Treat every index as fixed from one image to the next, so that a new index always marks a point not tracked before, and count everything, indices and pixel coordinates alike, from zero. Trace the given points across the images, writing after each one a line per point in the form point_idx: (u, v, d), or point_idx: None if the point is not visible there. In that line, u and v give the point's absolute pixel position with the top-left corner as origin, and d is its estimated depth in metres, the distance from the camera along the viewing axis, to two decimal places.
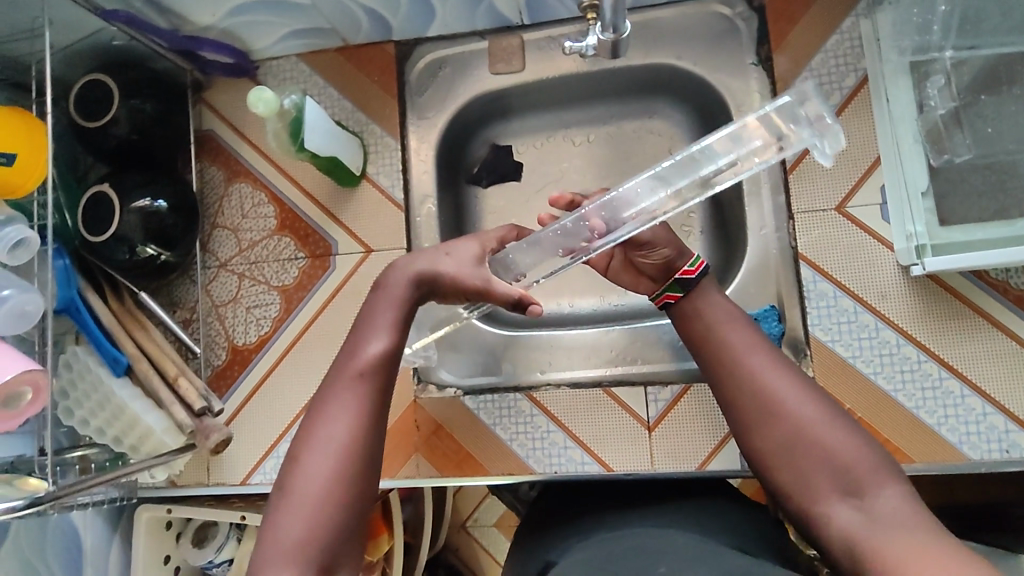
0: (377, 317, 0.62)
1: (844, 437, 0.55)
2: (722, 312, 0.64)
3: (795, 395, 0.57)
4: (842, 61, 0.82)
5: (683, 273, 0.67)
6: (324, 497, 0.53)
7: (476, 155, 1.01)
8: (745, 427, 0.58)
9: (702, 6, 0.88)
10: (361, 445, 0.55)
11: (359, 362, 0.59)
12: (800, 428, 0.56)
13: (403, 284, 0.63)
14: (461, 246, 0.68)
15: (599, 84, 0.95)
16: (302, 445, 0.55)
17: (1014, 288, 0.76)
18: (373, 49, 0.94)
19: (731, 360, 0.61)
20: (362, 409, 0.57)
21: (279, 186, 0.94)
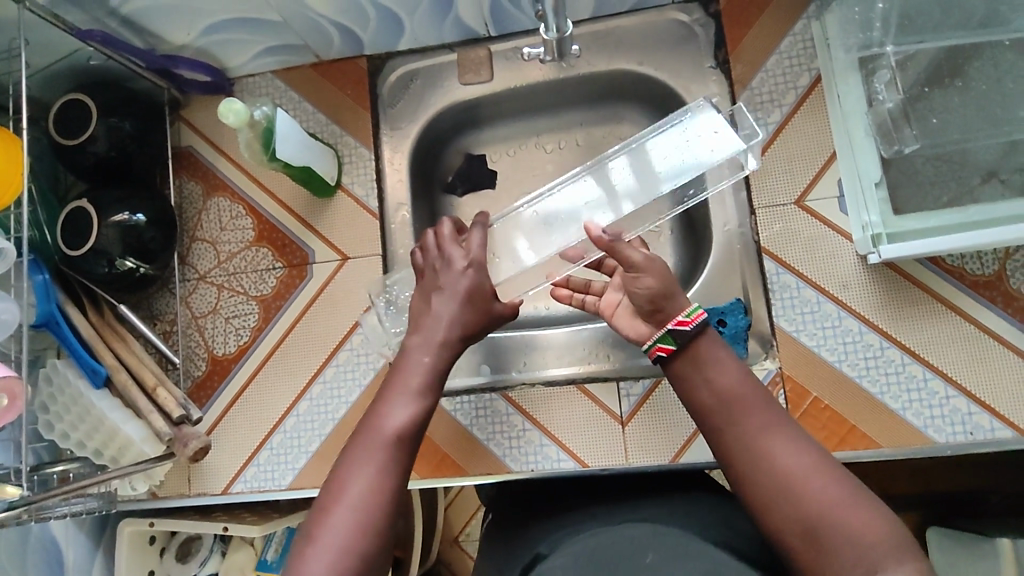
0: (410, 378, 0.63)
1: (865, 513, 0.51)
2: (730, 373, 0.60)
3: (810, 468, 0.53)
4: (796, 62, 0.85)
5: (677, 323, 0.62)
6: (345, 553, 0.53)
7: (450, 165, 1.03)
8: (760, 502, 0.54)
9: (660, 15, 0.91)
10: (384, 505, 0.56)
11: (390, 423, 0.60)
12: (818, 507, 0.51)
13: (440, 335, 0.65)
14: (457, 281, 0.68)
15: (567, 92, 0.98)
16: (329, 500, 0.56)
17: (970, 273, 0.78)
18: (345, 64, 0.97)
19: (743, 428, 0.57)
20: (390, 468, 0.58)
21: (256, 198, 0.96)
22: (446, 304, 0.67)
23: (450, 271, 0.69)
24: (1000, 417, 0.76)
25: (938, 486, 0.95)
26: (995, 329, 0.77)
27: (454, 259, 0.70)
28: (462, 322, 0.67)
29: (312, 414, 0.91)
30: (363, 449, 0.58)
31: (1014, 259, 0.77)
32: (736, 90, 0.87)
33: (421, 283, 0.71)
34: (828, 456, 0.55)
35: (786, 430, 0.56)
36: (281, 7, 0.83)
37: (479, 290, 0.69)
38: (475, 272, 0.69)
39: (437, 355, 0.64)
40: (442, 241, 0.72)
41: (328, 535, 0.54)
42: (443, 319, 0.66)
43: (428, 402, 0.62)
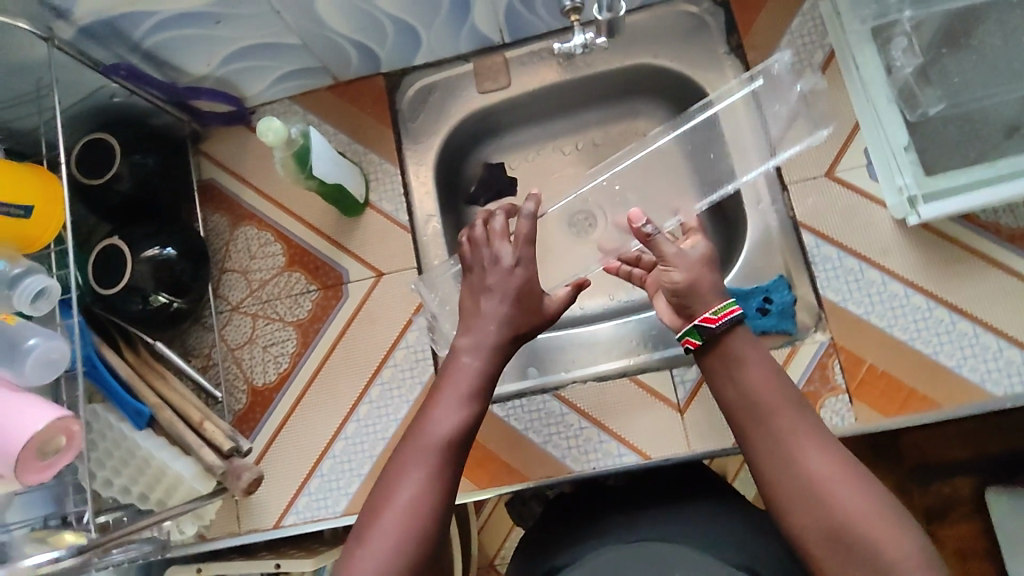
0: (459, 382, 0.61)
1: (893, 528, 0.50)
2: (758, 372, 0.58)
3: (839, 476, 0.52)
4: (810, 38, 0.88)
5: (704, 319, 0.60)
6: (396, 558, 0.52)
7: (472, 174, 1.04)
8: (783, 507, 0.53)
9: (670, 8, 0.95)
10: (436, 510, 0.55)
11: (441, 429, 0.58)
12: (844, 518, 0.50)
13: (492, 335, 0.64)
14: (501, 279, 0.67)
15: (583, 92, 1.01)
16: (378, 506, 0.55)
17: (1005, 227, 0.80)
18: (363, 83, 0.98)
19: (771, 430, 0.56)
20: (442, 472, 0.57)
21: (284, 224, 0.95)
22: (496, 305, 0.66)
23: (500, 263, 0.68)
24: None
25: (991, 448, 0.94)
26: None
27: (502, 253, 0.69)
28: (514, 318, 0.66)
29: (361, 436, 0.88)
30: (412, 454, 0.57)
31: None
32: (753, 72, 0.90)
33: (469, 272, 0.70)
34: (860, 466, 0.53)
35: (815, 435, 0.55)
36: (304, 29, 0.85)
37: (528, 288, 0.68)
38: (524, 271, 0.68)
39: (487, 358, 0.63)
40: (490, 233, 0.72)
41: (378, 540, 0.53)
42: (494, 317, 0.65)
43: (478, 409, 0.61)
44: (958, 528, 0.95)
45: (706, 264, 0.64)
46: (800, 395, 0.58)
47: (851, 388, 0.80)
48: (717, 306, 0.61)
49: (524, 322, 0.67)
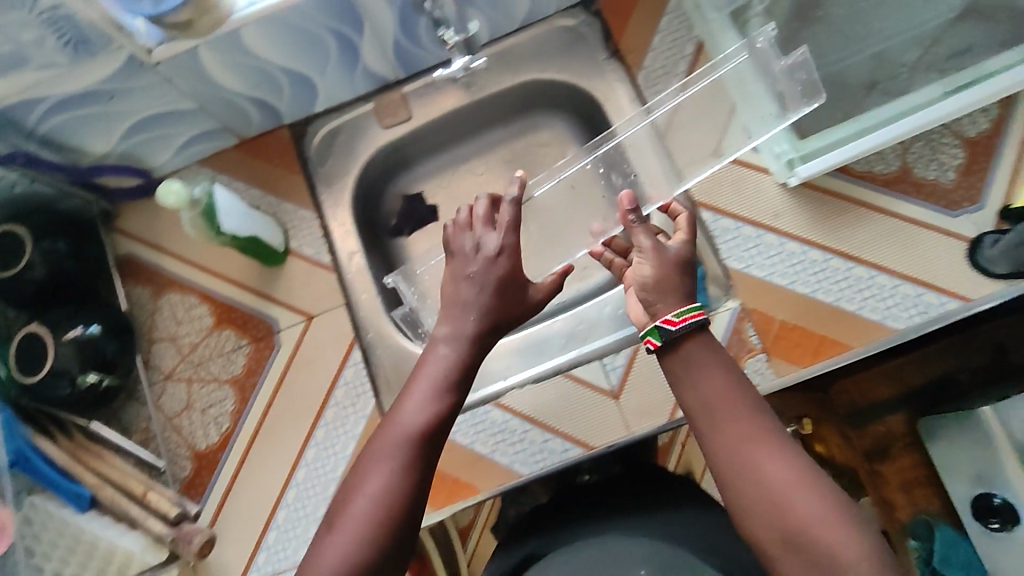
0: (433, 374, 0.64)
1: (846, 530, 0.52)
2: (714, 380, 0.62)
3: (793, 480, 0.55)
4: (677, 34, 0.96)
5: (664, 321, 0.64)
6: (362, 541, 0.56)
7: (391, 209, 1.08)
8: (739, 509, 0.57)
9: (548, 25, 1.01)
10: (405, 497, 0.58)
11: (413, 420, 0.61)
12: (798, 521, 0.54)
13: (467, 324, 0.67)
14: (489, 268, 0.69)
15: (482, 114, 1.07)
16: (349, 495, 0.59)
17: (880, 173, 0.86)
18: (267, 137, 1.01)
19: (727, 434, 0.59)
20: (411, 461, 0.60)
21: (207, 284, 0.96)
22: (476, 296, 0.68)
23: (484, 250, 0.70)
24: (945, 291, 0.83)
25: (915, 382, 1.03)
26: (915, 216, 0.85)
27: (487, 241, 0.71)
28: (493, 310, 0.68)
29: (312, 479, 0.88)
30: (383, 448, 0.60)
31: (911, 151, 0.87)
32: (634, 70, 0.98)
33: (456, 260, 0.72)
34: (815, 473, 0.56)
35: (772, 442, 0.58)
36: (197, 93, 0.87)
37: (510, 278, 0.70)
38: (505, 263, 0.70)
39: (461, 347, 0.66)
40: (476, 220, 0.74)
41: (345, 526, 0.57)
42: (471, 307, 0.67)
43: (452, 399, 0.63)
44: (899, 462, 1.03)
45: (678, 263, 0.68)
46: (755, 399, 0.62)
47: (768, 346, 0.85)
48: (678, 308, 0.64)
49: (504, 310, 0.69)
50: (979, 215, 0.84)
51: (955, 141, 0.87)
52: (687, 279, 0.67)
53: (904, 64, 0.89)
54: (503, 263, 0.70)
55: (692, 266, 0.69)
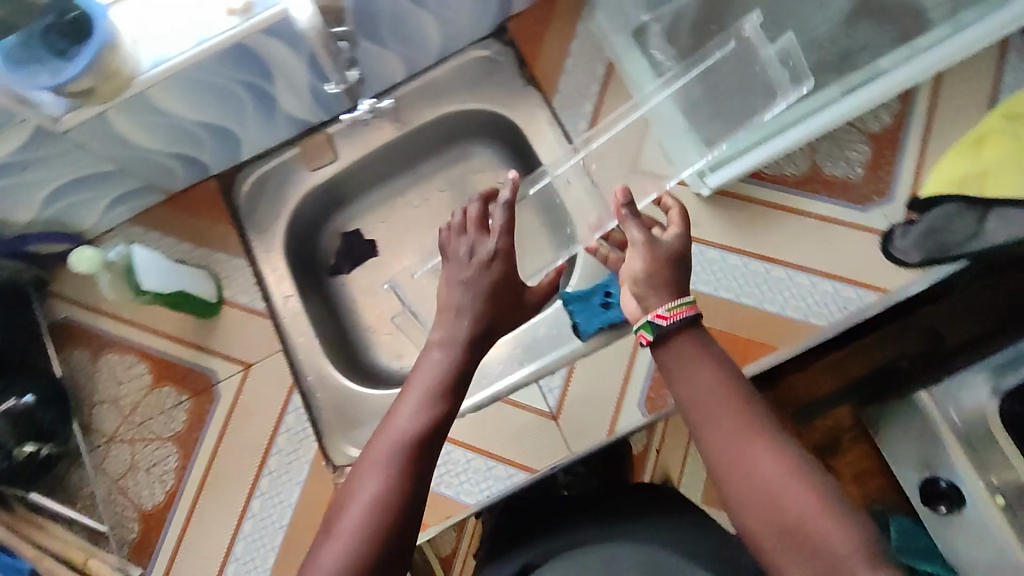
0: (426, 379, 0.63)
1: (845, 522, 0.51)
2: (698, 374, 0.59)
3: (791, 474, 0.54)
4: (588, 56, 0.98)
5: (656, 316, 0.60)
6: (357, 550, 0.53)
7: (329, 248, 1.10)
8: (736, 507, 0.55)
9: (465, 56, 1.03)
10: (403, 501, 0.55)
11: (409, 423, 0.59)
12: (796, 515, 0.52)
13: (461, 328, 0.66)
14: (481, 272, 0.69)
15: (411, 147, 1.08)
16: (342, 503, 0.56)
17: (790, 174, 0.89)
18: (196, 190, 1.01)
19: (722, 429, 0.57)
20: (406, 464, 0.57)
21: (145, 342, 0.96)
22: (469, 300, 0.67)
23: (478, 253, 0.70)
24: (863, 285, 0.86)
25: (859, 373, 1.07)
26: (828, 214, 0.88)
27: (482, 245, 0.70)
28: (488, 315, 0.68)
29: (259, 531, 0.88)
30: (379, 451, 0.57)
31: (818, 151, 0.90)
32: (550, 92, 0.99)
33: (452, 262, 0.71)
34: (812, 467, 0.55)
35: (768, 436, 0.56)
36: (116, 155, 0.88)
37: (504, 282, 0.70)
38: (499, 268, 0.70)
39: (452, 352, 0.65)
40: (468, 222, 0.73)
41: (341, 534, 0.54)
42: (464, 311, 0.67)
43: (446, 404, 0.61)
44: (851, 454, 1.09)
45: (672, 255, 0.64)
46: (742, 390, 0.59)
47: None
48: (671, 302, 0.60)
49: (496, 313, 0.68)
50: (890, 208, 0.87)
51: (860, 137, 0.89)
52: (681, 273, 0.64)
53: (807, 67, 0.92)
54: (499, 267, 0.70)
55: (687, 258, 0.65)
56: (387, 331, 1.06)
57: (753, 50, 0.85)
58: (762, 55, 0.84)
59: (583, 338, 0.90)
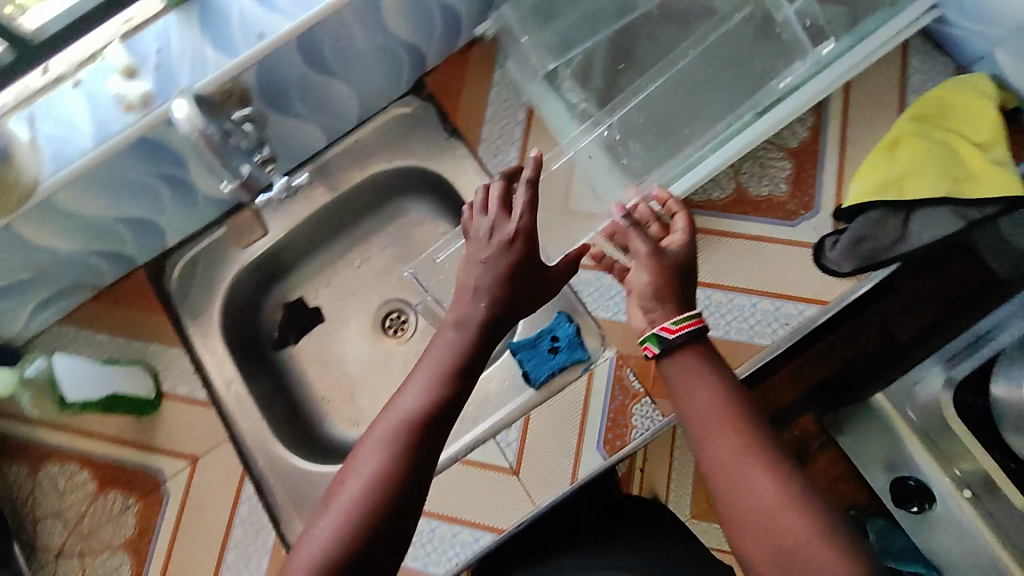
0: (437, 358, 0.63)
1: (833, 552, 0.53)
2: (703, 394, 0.63)
3: (784, 497, 0.56)
4: (506, 104, 0.98)
5: (664, 329, 0.65)
6: (348, 526, 0.55)
7: (272, 321, 1.07)
8: (732, 524, 0.58)
9: (386, 116, 1.02)
10: (399, 486, 0.56)
11: (415, 404, 0.60)
12: (787, 538, 0.55)
13: (473, 305, 0.65)
14: (499, 251, 0.66)
15: (346, 210, 1.07)
16: (342, 479, 0.58)
17: (718, 199, 0.90)
18: (124, 282, 0.97)
19: (720, 444, 0.60)
20: (409, 446, 0.58)
21: (85, 447, 0.91)
22: (488, 277, 0.65)
23: (500, 234, 0.67)
24: (802, 299, 0.87)
25: (818, 378, 1.11)
26: (759, 233, 0.89)
27: (501, 226, 0.68)
28: (508, 299, 0.65)
29: None
30: (382, 433, 0.59)
31: (742, 172, 0.91)
32: (474, 143, 0.99)
33: (472, 242, 0.69)
34: (807, 492, 0.57)
35: (763, 456, 0.59)
36: (31, 262, 0.85)
37: (524, 260, 0.67)
38: (520, 250, 0.66)
39: (463, 332, 0.64)
40: (489, 202, 0.70)
41: (335, 509, 0.56)
42: (482, 292, 0.65)
43: (454, 386, 0.61)
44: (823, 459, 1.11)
45: (674, 268, 0.69)
46: (748, 411, 0.62)
47: (649, 389, 0.86)
48: (678, 316, 0.66)
49: (510, 289, 0.65)
50: (818, 220, 0.88)
51: (781, 153, 0.91)
52: (685, 283, 0.69)
53: (723, 88, 0.93)
54: (518, 245, 0.66)
55: (690, 266, 0.70)
56: (342, 398, 1.04)
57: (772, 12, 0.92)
58: (778, 18, 0.91)
59: (535, 387, 0.90)
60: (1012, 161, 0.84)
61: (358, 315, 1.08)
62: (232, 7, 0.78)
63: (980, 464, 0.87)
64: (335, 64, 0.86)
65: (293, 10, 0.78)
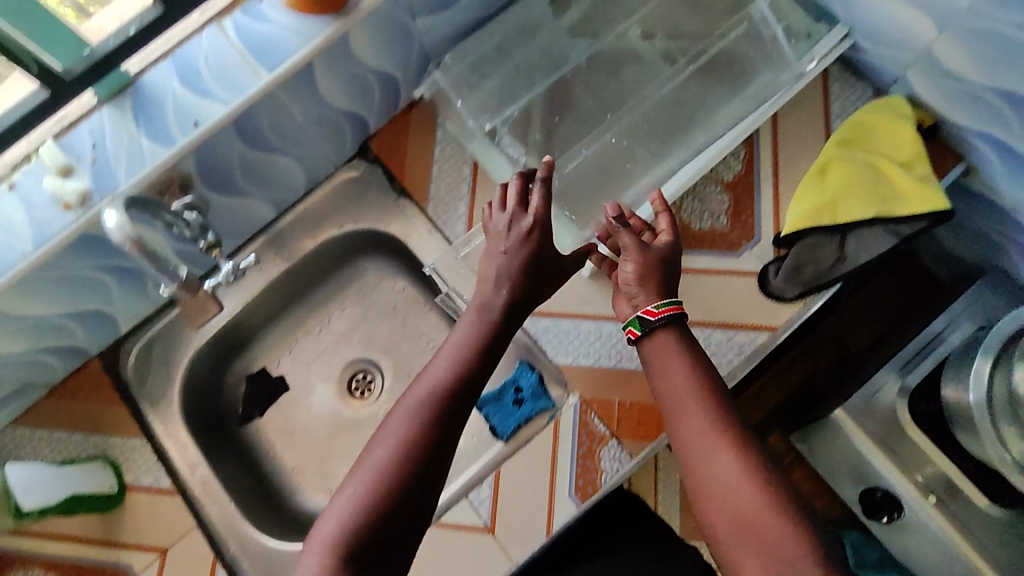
0: (460, 339, 0.72)
1: (780, 518, 0.59)
2: (675, 373, 0.69)
3: (743, 469, 0.62)
4: (451, 161, 0.98)
5: (646, 312, 0.72)
6: (379, 483, 0.62)
7: (235, 396, 1.06)
8: (693, 489, 0.64)
9: (334, 181, 1.03)
10: (424, 448, 0.64)
11: (441, 377, 0.68)
12: (739, 504, 0.60)
13: (491, 293, 0.74)
14: (517, 241, 0.76)
15: (303, 277, 1.07)
16: (372, 444, 0.65)
17: None
18: (78, 375, 0.96)
19: (687, 418, 0.66)
20: (436, 414, 0.66)
21: (48, 550, 0.88)
22: (509, 264, 0.75)
23: (518, 227, 0.76)
24: (753, 327, 0.89)
25: (777, 398, 1.12)
26: (705, 266, 0.91)
27: (519, 218, 0.77)
28: (526, 286, 0.74)
29: None
30: (411, 401, 0.67)
31: (684, 208, 0.93)
32: (422, 202, 0.99)
33: (492, 236, 0.78)
34: (765, 467, 0.62)
35: (727, 434, 0.64)
36: None
37: (540, 249, 0.76)
38: (536, 243, 0.76)
39: (481, 317, 0.73)
40: (508, 200, 0.80)
41: (367, 468, 0.63)
42: (503, 280, 0.74)
43: (476, 363, 0.70)
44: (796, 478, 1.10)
45: (658, 262, 0.74)
46: (715, 391, 0.67)
47: (616, 431, 0.87)
48: (659, 301, 0.72)
49: (526, 273, 0.75)
50: (758, 249, 0.91)
51: (718, 187, 0.93)
52: (667, 276, 0.75)
53: (659, 129, 0.94)
54: (534, 235, 0.76)
55: (673, 260, 0.76)
56: (312, 468, 1.03)
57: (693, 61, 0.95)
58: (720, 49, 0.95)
59: (503, 440, 0.91)
60: (932, 175, 0.87)
61: (323, 380, 1.08)
62: (166, 95, 0.79)
63: (943, 468, 0.93)
64: (274, 141, 0.87)
65: (227, 94, 0.79)
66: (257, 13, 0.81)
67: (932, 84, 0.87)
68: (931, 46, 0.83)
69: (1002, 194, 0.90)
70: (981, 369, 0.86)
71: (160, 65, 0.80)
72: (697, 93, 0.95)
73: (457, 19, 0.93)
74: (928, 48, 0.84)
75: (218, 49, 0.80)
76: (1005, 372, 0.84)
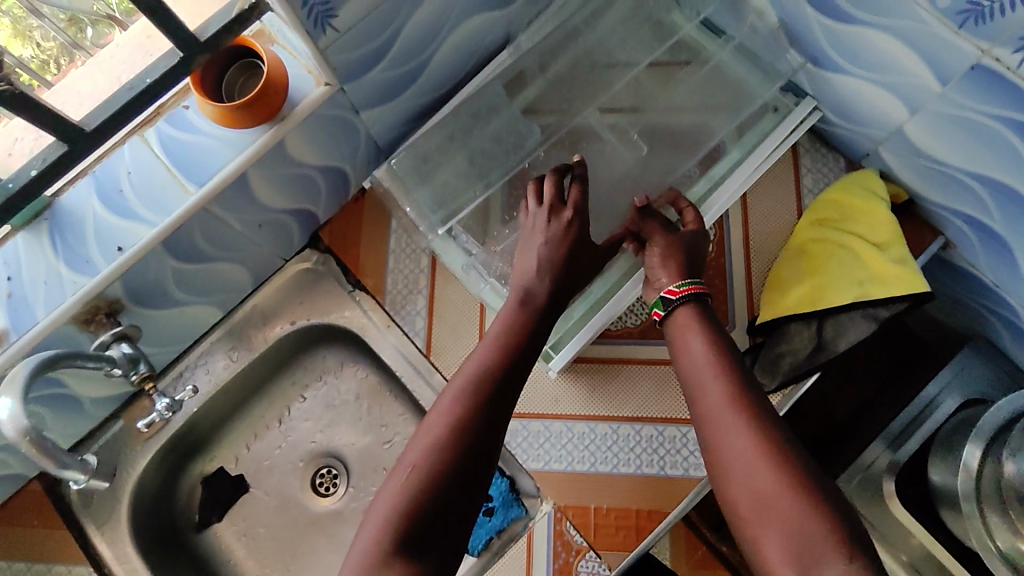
0: (495, 334, 0.72)
1: (804, 500, 0.56)
2: (698, 356, 0.69)
3: (763, 446, 0.60)
4: (408, 251, 0.95)
5: (668, 293, 0.75)
6: (422, 468, 0.61)
7: (192, 502, 1.00)
8: (715, 468, 0.62)
9: (285, 274, 0.97)
10: (468, 435, 0.63)
11: (481, 365, 0.68)
12: (762, 484, 0.58)
13: (529, 283, 0.76)
14: (556, 229, 0.78)
15: (260, 372, 1.02)
16: (414, 435, 0.65)
17: (634, 326, 0.89)
18: (18, 498, 0.90)
19: (709, 395, 0.65)
20: (478, 401, 0.65)
21: None
22: (547, 252, 0.77)
23: (557, 219, 0.79)
24: None
25: None
26: None
27: (554, 210, 0.80)
28: (566, 273, 0.77)
29: None
30: (454, 390, 0.66)
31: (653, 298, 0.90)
32: (380, 296, 0.94)
33: (528, 229, 0.80)
34: (788, 446, 0.60)
35: (750, 412, 0.62)
36: None
37: (576, 241, 0.78)
38: (576, 233, 0.78)
39: (516, 312, 0.74)
40: (543, 198, 0.81)
41: (410, 455, 0.63)
42: (544, 270, 0.77)
43: (514, 356, 0.70)
44: None
45: (684, 251, 0.79)
46: (741, 371, 0.66)
47: (592, 541, 0.82)
48: (680, 283, 0.76)
49: (565, 260, 0.77)
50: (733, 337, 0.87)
51: None
52: (690, 265, 0.79)
53: None
54: (571, 228, 0.78)
55: (696, 245, 0.80)
56: None
57: (660, 138, 0.89)
58: (689, 123, 0.89)
59: (475, 557, 0.84)
60: (910, 257, 0.83)
61: (284, 478, 1.02)
62: (86, 218, 0.73)
63: (931, 550, 0.91)
64: (213, 250, 0.81)
65: (152, 214, 0.73)
66: (182, 122, 0.76)
67: (904, 162, 0.84)
68: (903, 126, 0.80)
69: (984, 272, 0.86)
70: (971, 455, 0.82)
71: (79, 184, 0.74)
72: (665, 176, 0.87)
73: (405, 107, 0.87)
74: (900, 128, 0.80)
75: (142, 164, 0.74)
76: (995, 461, 0.81)
